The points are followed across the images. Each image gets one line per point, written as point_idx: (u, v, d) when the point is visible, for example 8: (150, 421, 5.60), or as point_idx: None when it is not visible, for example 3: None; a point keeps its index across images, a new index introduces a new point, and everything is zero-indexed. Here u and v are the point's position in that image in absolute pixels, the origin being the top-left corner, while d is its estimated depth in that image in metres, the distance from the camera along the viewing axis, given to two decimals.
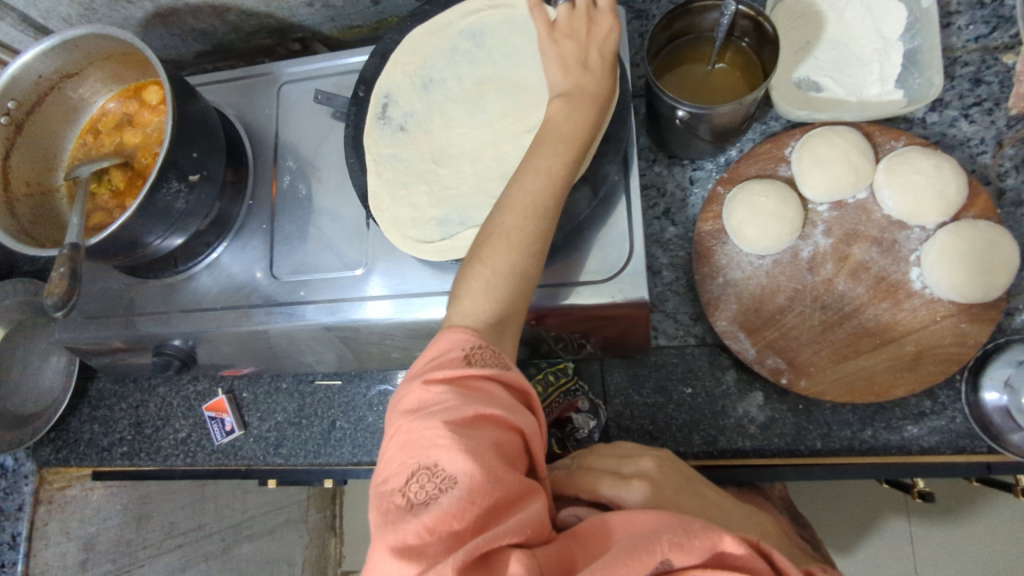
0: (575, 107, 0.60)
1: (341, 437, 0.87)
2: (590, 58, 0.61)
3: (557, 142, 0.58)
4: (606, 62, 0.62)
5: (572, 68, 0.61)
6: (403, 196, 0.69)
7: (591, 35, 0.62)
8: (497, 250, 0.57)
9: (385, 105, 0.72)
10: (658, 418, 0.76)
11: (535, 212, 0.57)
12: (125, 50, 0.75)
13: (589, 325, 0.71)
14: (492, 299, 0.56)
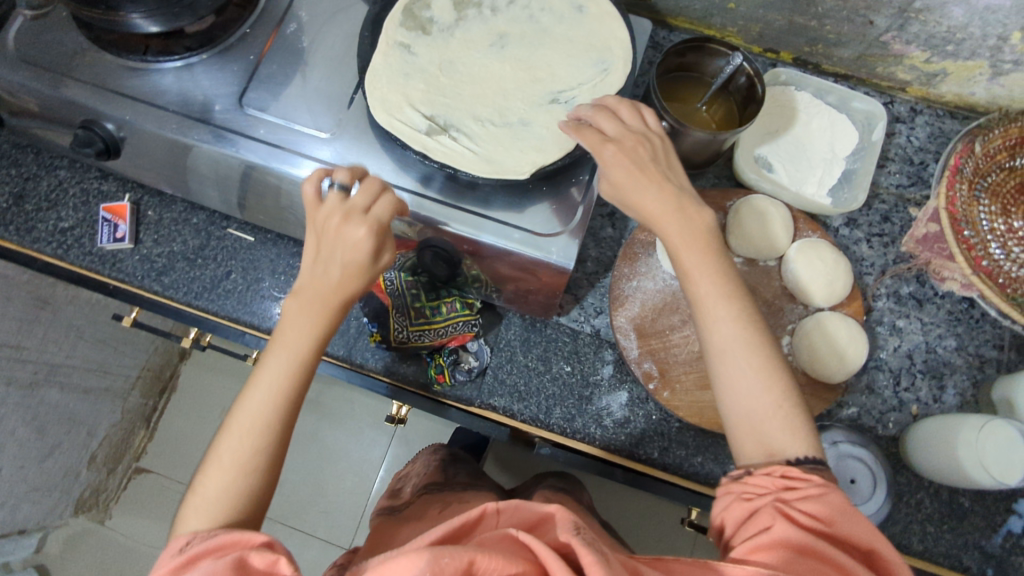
0: (318, 296, 0.61)
1: (229, 290, 0.85)
2: (333, 249, 0.60)
3: (295, 343, 0.60)
4: (368, 269, 0.61)
5: (325, 259, 0.61)
6: (399, 83, 0.74)
7: (336, 250, 0.60)
8: (215, 476, 0.56)
9: (418, 1, 0.78)
10: (532, 383, 0.81)
11: (281, 402, 0.58)
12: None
13: (514, 273, 0.76)
14: (208, 515, 0.55)
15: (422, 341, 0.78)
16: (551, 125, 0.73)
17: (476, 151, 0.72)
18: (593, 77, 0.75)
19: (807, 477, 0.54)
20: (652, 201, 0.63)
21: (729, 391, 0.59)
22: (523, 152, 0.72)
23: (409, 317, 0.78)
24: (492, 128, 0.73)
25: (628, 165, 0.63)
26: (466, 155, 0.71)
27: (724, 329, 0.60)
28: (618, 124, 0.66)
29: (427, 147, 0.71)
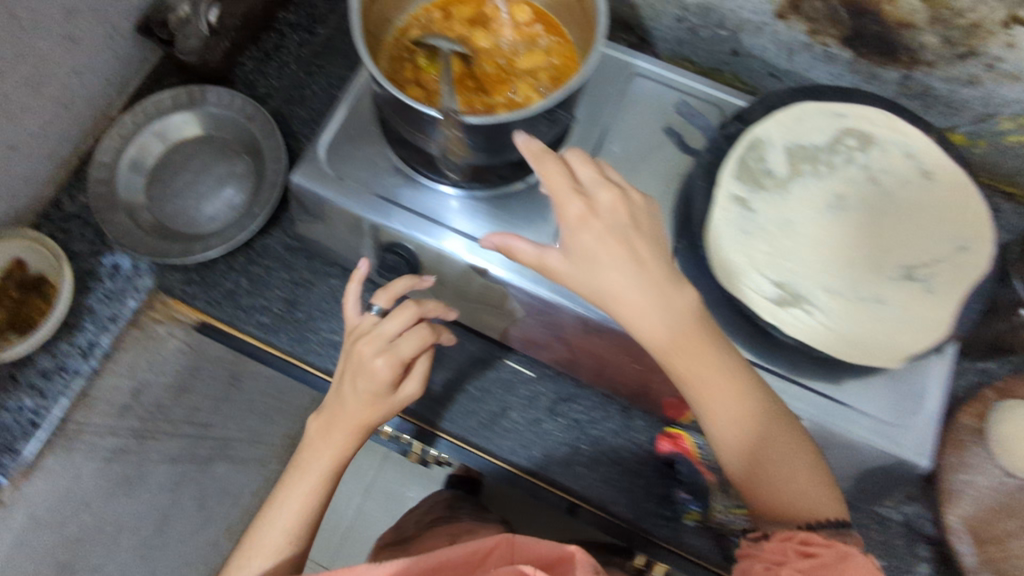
0: (332, 425, 0.69)
1: (507, 428, 0.80)
2: (359, 384, 0.67)
3: (322, 449, 0.70)
4: (381, 395, 0.67)
5: (349, 391, 0.67)
6: (741, 244, 0.70)
7: (357, 377, 0.67)
8: (285, 510, 0.69)
9: (754, 152, 0.73)
10: None
11: (335, 464, 0.70)
12: (584, 13, 0.70)
13: (847, 454, 0.72)
14: (272, 551, 0.68)
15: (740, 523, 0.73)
16: (909, 305, 0.68)
17: (829, 328, 0.67)
18: (950, 254, 0.69)
19: (829, 545, 0.58)
20: (645, 286, 0.58)
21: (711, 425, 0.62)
22: (880, 335, 0.67)
23: (726, 495, 0.72)
24: (846, 303, 0.68)
25: (608, 228, 0.58)
26: (819, 330, 0.67)
27: (728, 390, 0.61)
28: (592, 172, 0.60)
29: (779, 320, 0.67)
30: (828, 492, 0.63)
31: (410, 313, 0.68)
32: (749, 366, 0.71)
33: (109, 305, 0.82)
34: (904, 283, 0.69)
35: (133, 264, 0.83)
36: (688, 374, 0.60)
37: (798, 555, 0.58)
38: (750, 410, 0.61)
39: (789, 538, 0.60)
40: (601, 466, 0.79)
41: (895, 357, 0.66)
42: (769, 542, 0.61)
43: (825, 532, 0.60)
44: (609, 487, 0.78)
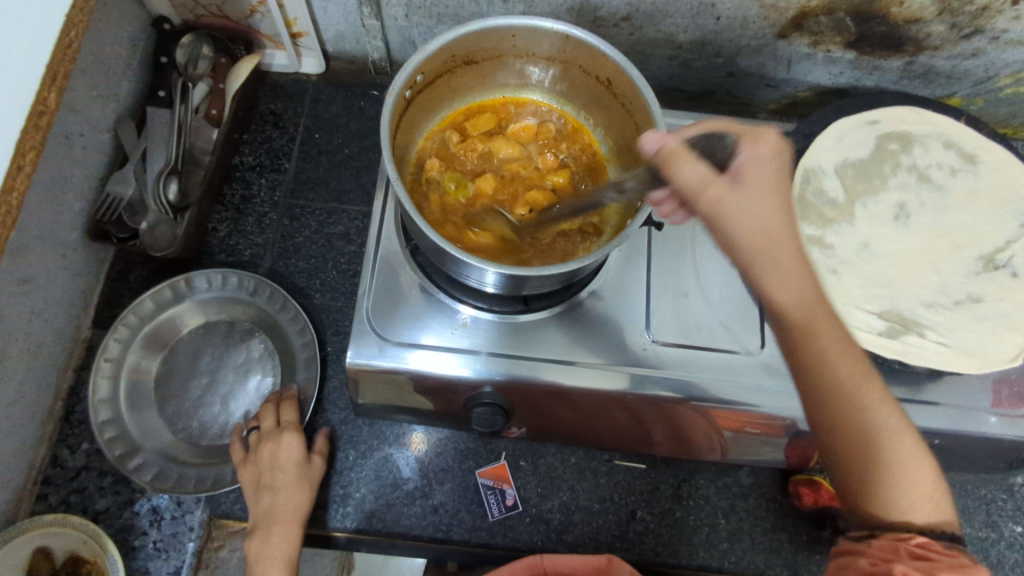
0: (269, 529, 0.64)
1: (641, 532, 0.74)
2: (277, 481, 0.66)
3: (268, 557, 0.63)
4: (306, 475, 0.68)
5: (267, 487, 0.66)
6: (835, 283, 0.68)
7: (273, 474, 0.66)
8: None
9: (808, 184, 0.72)
10: (992, 555, 0.77)
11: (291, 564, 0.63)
12: (626, 112, 0.64)
13: (981, 452, 0.72)
14: None
15: None
16: (1003, 294, 0.69)
17: (947, 343, 0.66)
18: (1017, 234, 0.71)
19: (946, 554, 0.46)
20: (790, 268, 0.47)
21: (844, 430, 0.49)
22: (992, 332, 0.67)
23: None
24: (950, 313, 0.68)
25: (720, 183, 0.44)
26: (940, 352, 0.66)
27: (862, 374, 0.49)
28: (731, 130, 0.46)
29: (901, 351, 0.65)
30: (938, 500, 0.49)
31: (279, 400, 0.71)
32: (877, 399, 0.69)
33: (165, 560, 0.69)
34: (989, 274, 0.70)
35: (176, 499, 0.70)
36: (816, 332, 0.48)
37: (909, 556, 0.46)
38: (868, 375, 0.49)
39: (902, 538, 0.47)
40: (743, 537, 0.75)
41: (1016, 351, 0.66)
42: (876, 539, 0.48)
43: (942, 541, 0.47)
44: (759, 552, 0.74)
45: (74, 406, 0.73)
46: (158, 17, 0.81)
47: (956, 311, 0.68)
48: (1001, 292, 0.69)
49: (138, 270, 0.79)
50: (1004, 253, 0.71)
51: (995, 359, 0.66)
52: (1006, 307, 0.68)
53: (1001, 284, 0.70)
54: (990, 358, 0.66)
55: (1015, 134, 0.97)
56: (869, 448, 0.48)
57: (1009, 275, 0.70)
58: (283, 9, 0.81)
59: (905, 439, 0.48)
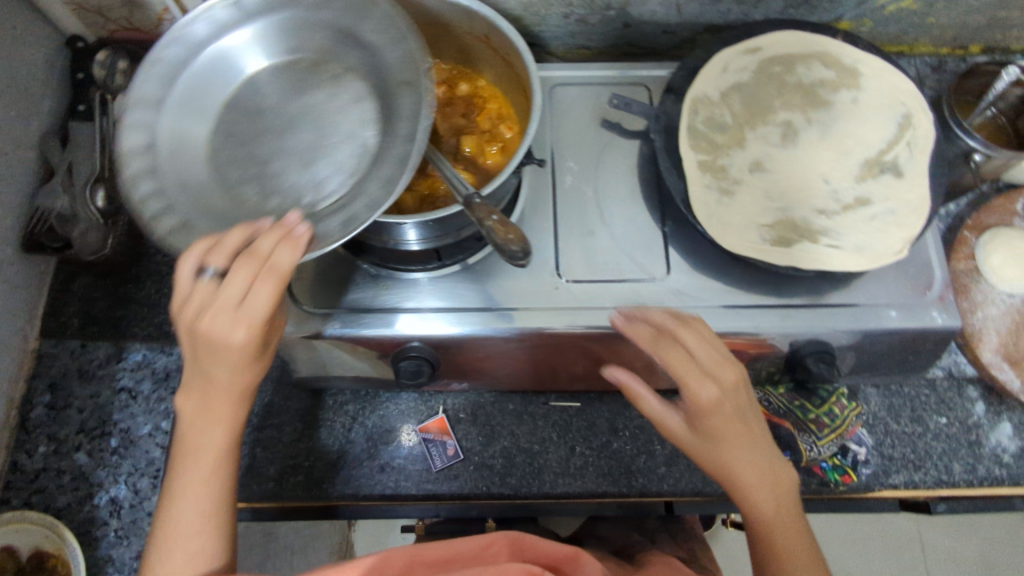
0: (208, 397, 0.54)
1: (582, 466, 0.78)
2: (214, 345, 0.51)
3: (204, 424, 0.55)
4: (248, 356, 0.53)
5: (207, 345, 0.52)
6: (730, 202, 0.72)
7: (210, 306, 0.51)
8: (187, 493, 0.54)
9: (695, 115, 0.76)
10: (918, 447, 0.79)
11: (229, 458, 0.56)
12: (507, 65, 0.68)
13: (887, 350, 0.75)
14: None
15: (835, 449, 0.75)
16: (889, 194, 0.72)
17: (837, 246, 0.70)
18: (896, 137, 0.75)
19: None
20: (750, 462, 0.60)
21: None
22: (879, 232, 0.70)
23: (813, 433, 0.74)
24: (842, 217, 0.71)
25: (700, 355, 0.61)
26: (828, 254, 0.69)
27: (802, 548, 0.59)
28: (697, 339, 0.62)
29: (793, 257, 0.69)
30: None
31: (259, 262, 0.50)
32: (783, 308, 0.71)
33: (127, 546, 0.72)
34: (875, 178, 0.73)
35: (132, 488, 0.74)
36: (760, 505, 0.59)
37: None
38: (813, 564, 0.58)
39: None
40: (680, 459, 0.78)
41: (901, 245, 0.69)
42: None
43: None
44: (697, 473, 0.78)
45: (29, 413, 0.77)
46: (70, 36, 0.84)
47: (844, 215, 0.71)
48: (887, 192, 0.72)
49: (80, 277, 0.82)
50: (888, 155, 0.74)
51: (882, 255, 0.69)
52: (891, 205, 0.71)
53: (887, 183, 0.73)
54: (878, 254, 0.69)
55: (912, 50, 1.00)
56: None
57: (894, 174, 0.73)
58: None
59: None
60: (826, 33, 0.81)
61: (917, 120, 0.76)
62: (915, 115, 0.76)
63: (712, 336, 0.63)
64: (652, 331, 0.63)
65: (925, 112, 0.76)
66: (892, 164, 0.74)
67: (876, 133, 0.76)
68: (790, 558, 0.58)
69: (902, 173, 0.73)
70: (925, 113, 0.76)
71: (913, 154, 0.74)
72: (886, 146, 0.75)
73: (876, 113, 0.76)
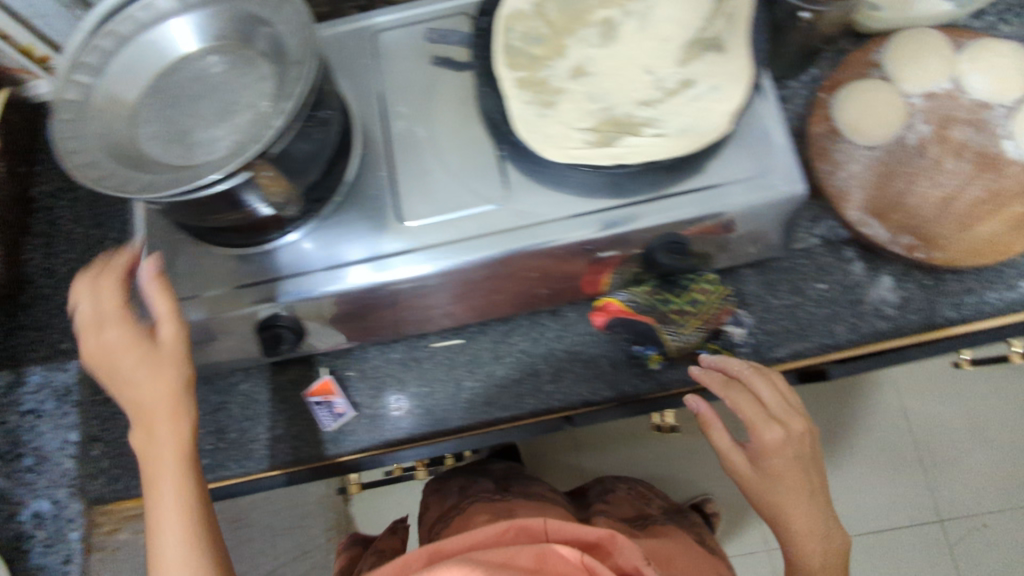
0: (144, 408, 0.61)
1: (469, 400, 0.81)
2: (126, 365, 0.61)
3: (151, 428, 0.62)
4: (159, 355, 0.62)
5: (128, 371, 0.61)
6: (552, 114, 0.70)
7: (118, 364, 0.61)
8: (164, 496, 0.61)
9: (507, 31, 0.73)
10: (799, 318, 0.79)
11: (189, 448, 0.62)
12: None
13: (745, 228, 0.73)
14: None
15: (702, 335, 0.75)
16: (712, 70, 0.69)
17: (660, 133, 0.68)
18: (715, 8, 0.71)
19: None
20: (799, 507, 0.72)
21: (798, 551, 0.73)
22: (703, 113, 0.68)
23: (678, 323, 0.74)
24: (664, 104, 0.69)
25: (786, 442, 0.73)
26: (650, 144, 0.68)
27: (811, 517, 0.73)
28: (768, 396, 0.73)
29: (617, 155, 0.68)
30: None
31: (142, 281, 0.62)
32: (623, 206, 0.72)
33: (56, 552, 0.79)
34: (696, 56, 0.70)
35: (51, 500, 0.79)
36: (784, 517, 0.73)
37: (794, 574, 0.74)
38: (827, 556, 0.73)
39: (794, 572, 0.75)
40: (565, 372, 0.80)
41: (722, 120, 0.67)
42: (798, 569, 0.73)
43: None
44: (583, 383, 0.80)
45: None
46: None
47: (666, 102, 0.69)
48: (709, 68, 0.70)
49: None
50: (709, 30, 0.71)
51: (706, 133, 0.67)
52: (715, 82, 0.69)
53: (710, 59, 0.70)
54: (704, 134, 0.67)
55: None
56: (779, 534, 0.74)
57: (716, 48, 0.70)
58: (6, 40, 0.83)
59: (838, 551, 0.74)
60: None
61: None
62: None
63: (777, 379, 0.75)
64: (762, 416, 0.73)
65: None
66: (714, 38, 0.70)
67: (697, 10, 0.72)
68: (792, 517, 0.72)
69: (726, 44, 0.70)
70: None
71: (735, 23, 0.70)
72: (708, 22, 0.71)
73: None
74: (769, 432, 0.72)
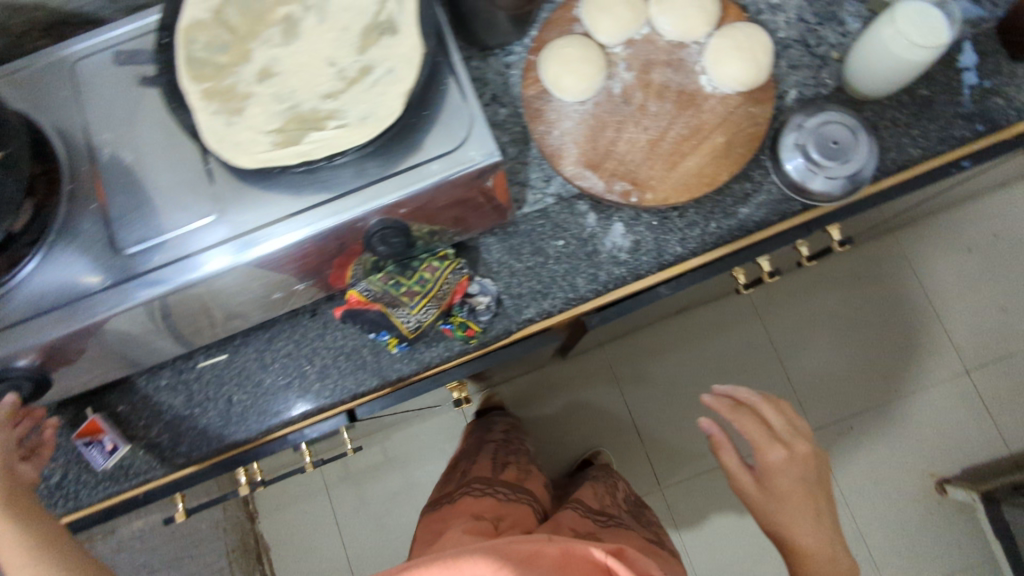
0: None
1: (242, 413, 0.82)
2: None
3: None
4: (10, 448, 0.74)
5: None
6: (238, 122, 0.70)
7: None
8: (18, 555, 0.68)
9: (187, 45, 0.72)
10: (543, 277, 0.81)
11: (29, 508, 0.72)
12: None
13: (459, 201, 0.75)
14: None
15: (433, 312, 0.76)
16: (388, 54, 0.70)
17: (343, 126, 0.68)
18: None
19: None
20: (804, 520, 0.80)
21: (807, 570, 0.80)
22: (382, 99, 0.69)
23: (406, 305, 0.75)
24: (345, 95, 0.70)
25: (786, 469, 0.83)
26: (333, 137, 0.68)
27: (819, 535, 0.80)
28: (776, 420, 0.86)
29: (305, 153, 0.68)
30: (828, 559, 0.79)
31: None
32: (326, 199, 0.71)
33: None
34: (373, 43, 0.71)
35: None
36: (789, 523, 0.81)
37: None
38: (822, 552, 0.79)
39: None
40: (331, 369, 0.82)
41: (399, 104, 0.68)
42: None
43: None
44: (348, 377, 0.82)
45: None
46: None
47: (347, 93, 0.70)
48: (385, 53, 0.70)
49: None
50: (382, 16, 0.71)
51: (385, 119, 0.68)
52: (391, 66, 0.70)
53: (386, 44, 0.71)
54: (383, 121, 0.68)
55: None
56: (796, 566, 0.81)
57: (391, 33, 0.71)
58: None
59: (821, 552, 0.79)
60: None
61: None
62: None
63: (782, 404, 0.88)
64: (764, 432, 0.86)
65: None
66: (388, 23, 0.71)
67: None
68: (783, 520, 0.81)
69: (399, 27, 0.71)
70: None
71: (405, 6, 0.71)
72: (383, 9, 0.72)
73: None
74: (759, 441, 0.85)
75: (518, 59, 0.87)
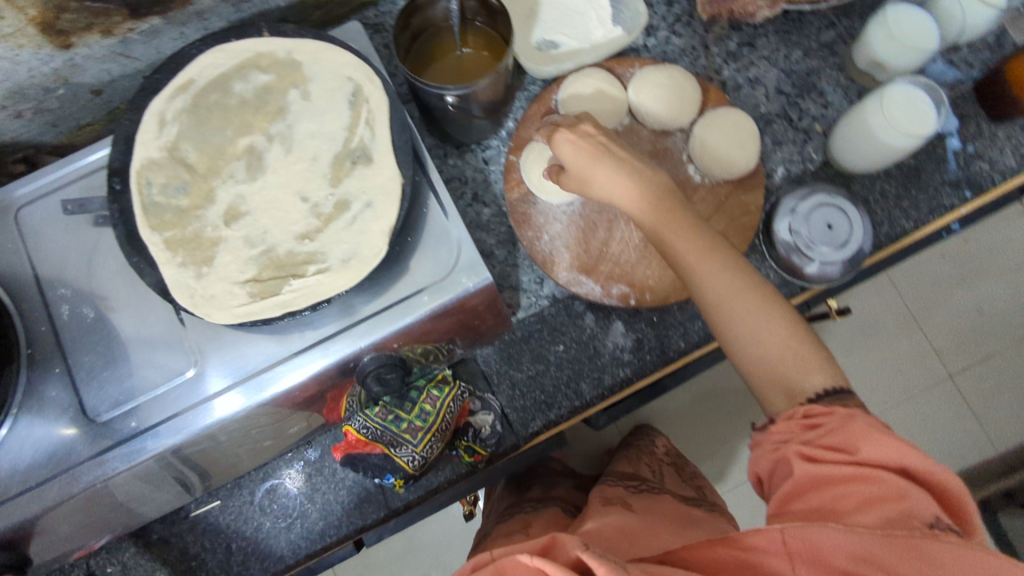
0: None
1: (243, 560, 0.78)
2: None
3: None
4: None
5: None
6: (209, 273, 0.65)
7: None
8: None
9: (144, 191, 0.66)
10: (546, 387, 0.79)
11: None
12: None
13: (454, 324, 0.70)
14: None
15: (437, 447, 0.74)
16: (365, 186, 0.66)
17: (323, 271, 0.64)
18: (357, 120, 0.67)
19: (830, 412, 0.54)
20: (772, 324, 0.57)
21: (744, 332, 0.58)
22: (363, 237, 0.64)
23: (409, 443, 0.72)
24: (323, 236, 0.65)
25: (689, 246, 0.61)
26: (315, 283, 0.63)
27: (728, 270, 0.59)
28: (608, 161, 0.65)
29: (287, 304, 0.63)
30: (792, 341, 0.57)
31: None
32: (310, 344, 0.66)
33: None
34: (348, 174, 0.66)
35: None
36: (716, 299, 0.59)
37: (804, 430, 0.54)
38: (762, 300, 0.58)
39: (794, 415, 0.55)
40: (332, 505, 0.79)
41: (381, 242, 0.64)
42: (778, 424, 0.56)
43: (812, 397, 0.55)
44: (352, 511, 0.79)
45: None
46: None
47: (325, 233, 0.65)
48: (363, 185, 0.66)
49: None
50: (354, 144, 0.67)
51: (367, 259, 0.64)
52: (371, 199, 0.65)
53: (363, 175, 0.66)
54: (366, 262, 0.63)
55: None
56: (743, 348, 0.58)
57: (367, 161, 0.66)
58: None
59: (754, 302, 0.58)
60: (250, 32, 0.70)
61: (373, 95, 0.68)
62: (373, 91, 0.68)
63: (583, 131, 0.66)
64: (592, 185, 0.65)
65: (376, 83, 0.68)
66: (361, 151, 0.67)
67: (341, 125, 0.68)
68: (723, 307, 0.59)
69: (376, 155, 0.66)
70: (376, 83, 0.68)
71: (379, 131, 0.67)
72: (356, 135, 0.67)
73: (332, 102, 0.68)
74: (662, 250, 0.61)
75: (496, 154, 0.83)
